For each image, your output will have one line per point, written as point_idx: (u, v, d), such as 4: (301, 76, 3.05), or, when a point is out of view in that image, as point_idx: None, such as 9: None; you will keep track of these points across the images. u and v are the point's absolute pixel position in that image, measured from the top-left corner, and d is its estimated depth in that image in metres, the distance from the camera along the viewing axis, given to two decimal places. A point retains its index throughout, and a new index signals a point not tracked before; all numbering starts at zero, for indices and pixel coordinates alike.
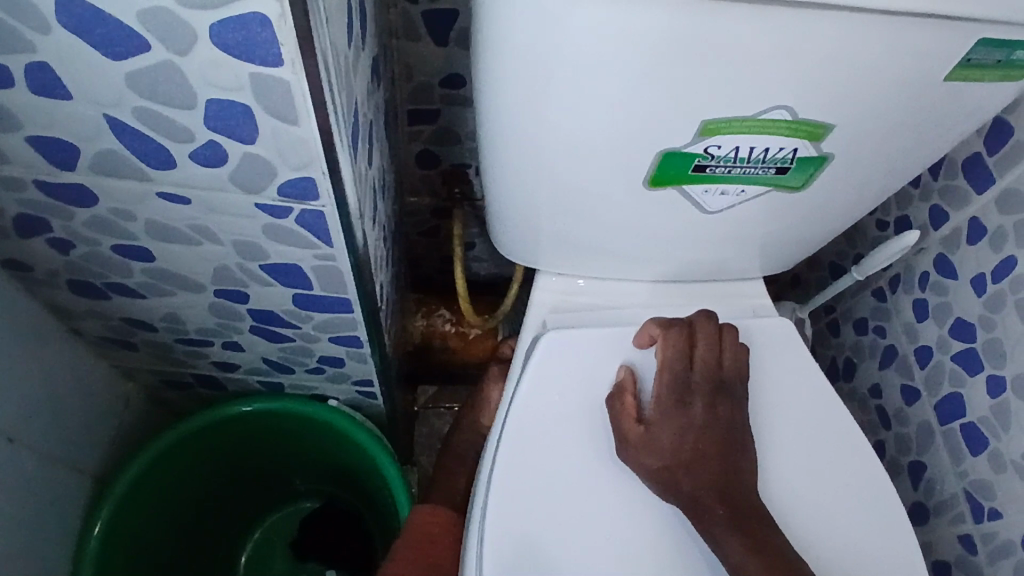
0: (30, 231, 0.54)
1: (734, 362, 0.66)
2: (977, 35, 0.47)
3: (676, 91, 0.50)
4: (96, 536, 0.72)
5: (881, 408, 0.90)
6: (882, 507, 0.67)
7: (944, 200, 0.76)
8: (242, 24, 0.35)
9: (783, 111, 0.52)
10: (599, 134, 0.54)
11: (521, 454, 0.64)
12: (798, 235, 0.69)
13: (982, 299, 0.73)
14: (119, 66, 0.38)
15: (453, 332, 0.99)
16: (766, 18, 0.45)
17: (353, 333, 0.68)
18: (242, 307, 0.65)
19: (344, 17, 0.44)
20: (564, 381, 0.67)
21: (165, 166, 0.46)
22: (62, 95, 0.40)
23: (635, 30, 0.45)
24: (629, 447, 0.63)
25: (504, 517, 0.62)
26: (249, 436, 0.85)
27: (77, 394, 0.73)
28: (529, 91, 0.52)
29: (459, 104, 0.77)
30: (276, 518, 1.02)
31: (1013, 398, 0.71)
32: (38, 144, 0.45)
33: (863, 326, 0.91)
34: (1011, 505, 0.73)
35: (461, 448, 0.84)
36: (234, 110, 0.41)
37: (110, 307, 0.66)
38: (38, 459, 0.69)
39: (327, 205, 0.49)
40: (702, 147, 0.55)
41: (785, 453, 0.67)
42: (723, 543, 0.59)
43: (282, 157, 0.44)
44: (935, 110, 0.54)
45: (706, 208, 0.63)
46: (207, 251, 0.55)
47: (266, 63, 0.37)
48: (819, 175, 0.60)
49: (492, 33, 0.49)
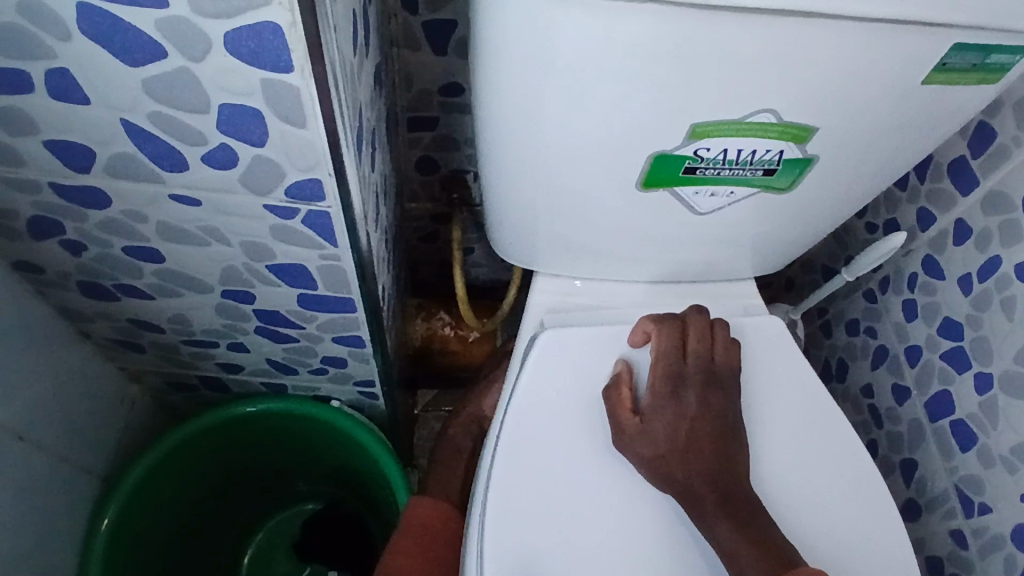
0: (44, 233, 0.56)
1: (727, 356, 0.68)
2: (952, 40, 0.49)
3: (668, 95, 0.52)
4: (102, 535, 0.74)
5: (873, 407, 0.91)
6: (872, 500, 0.68)
7: (931, 202, 0.78)
8: (255, 32, 0.37)
9: (769, 115, 0.54)
10: (594, 137, 0.56)
11: (519, 449, 0.66)
12: (788, 236, 0.71)
13: (969, 298, 0.75)
14: (136, 72, 0.40)
15: (452, 335, 1.00)
16: (752, 25, 0.47)
17: (356, 333, 0.70)
18: (247, 307, 0.66)
19: (350, 26, 0.46)
20: (561, 378, 0.69)
21: (178, 168, 0.48)
22: (79, 100, 0.42)
23: (628, 38, 0.47)
24: (624, 437, 0.65)
25: (504, 511, 0.64)
26: (252, 437, 0.87)
27: (85, 395, 0.75)
28: (526, 97, 0.54)
29: (457, 110, 0.79)
30: (278, 520, 1.03)
31: (1000, 394, 0.73)
32: (55, 147, 0.47)
33: (855, 327, 0.93)
34: (1000, 499, 0.75)
35: (459, 447, 0.85)
36: (246, 114, 0.43)
37: (119, 308, 0.68)
38: (47, 458, 0.70)
39: (333, 206, 0.51)
40: (693, 149, 0.57)
41: (778, 449, 0.69)
42: (715, 530, 0.60)
43: (291, 159, 0.46)
44: (916, 113, 0.56)
45: (698, 209, 0.65)
46: (216, 252, 0.57)
47: (277, 69, 0.39)
48: (805, 177, 0.62)
49: (490, 41, 0.51)
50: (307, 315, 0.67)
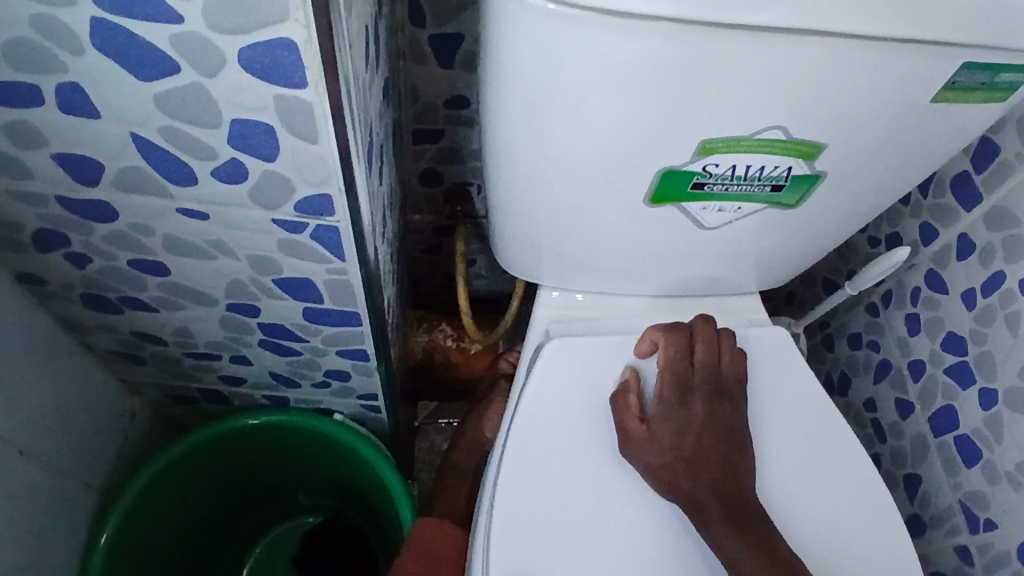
0: (49, 246, 0.56)
1: (733, 366, 0.68)
2: (960, 59, 0.49)
3: (676, 111, 0.52)
4: (101, 549, 0.73)
5: (876, 421, 0.91)
6: (878, 516, 0.68)
7: (934, 218, 0.78)
8: (271, 48, 0.37)
9: (778, 131, 0.54)
10: (599, 151, 0.56)
11: (525, 463, 0.66)
12: (793, 251, 0.71)
13: (972, 314, 0.75)
14: (148, 87, 0.40)
15: (455, 348, 1.00)
16: (761, 44, 0.47)
17: (360, 346, 0.69)
18: (251, 320, 0.66)
19: (363, 42, 0.46)
20: (567, 387, 0.69)
21: (187, 183, 0.48)
22: (89, 113, 0.42)
23: (637, 56, 0.48)
24: (631, 445, 0.64)
25: (510, 525, 0.63)
26: (253, 450, 0.86)
27: (86, 408, 0.75)
28: (531, 111, 0.54)
29: (462, 123, 0.79)
30: (279, 532, 1.02)
31: (1005, 410, 0.73)
32: (63, 161, 0.46)
33: (857, 340, 0.93)
34: (1006, 515, 0.75)
35: (459, 465, 0.85)
36: (257, 130, 0.43)
37: (122, 321, 0.67)
38: (48, 471, 0.70)
39: (342, 220, 0.50)
40: (701, 166, 0.57)
41: (784, 465, 0.68)
42: (721, 542, 0.60)
43: (301, 174, 0.46)
44: (922, 131, 0.56)
45: (704, 224, 0.65)
46: (222, 266, 0.57)
47: (291, 85, 0.39)
48: (812, 193, 0.62)
49: (498, 55, 0.51)
50: (311, 328, 0.66)
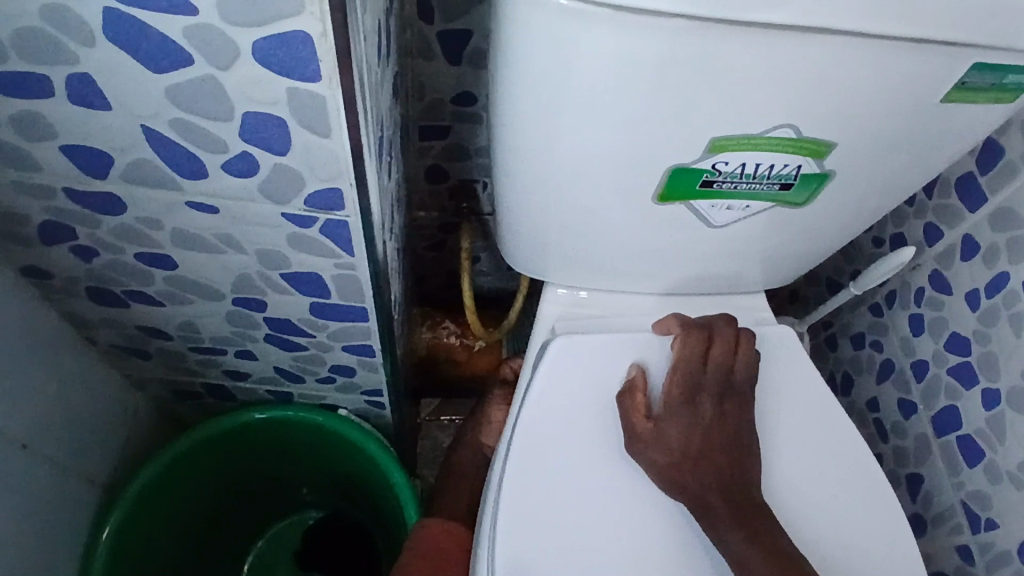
0: (55, 239, 0.56)
1: (746, 368, 0.68)
2: (971, 60, 0.49)
3: (685, 108, 0.52)
4: (104, 543, 0.73)
5: (878, 421, 0.91)
6: (881, 515, 0.68)
7: (938, 218, 0.78)
8: (285, 41, 0.37)
9: (787, 130, 0.54)
10: (608, 148, 0.56)
11: (531, 459, 0.66)
12: (800, 251, 0.71)
13: (977, 314, 0.75)
14: (160, 79, 0.40)
15: (458, 344, 1.00)
16: (772, 42, 0.47)
17: (366, 342, 0.69)
18: (258, 316, 0.66)
19: (375, 37, 0.46)
20: (575, 384, 0.69)
21: (197, 176, 0.47)
22: (100, 106, 0.42)
23: (647, 53, 0.47)
24: (637, 442, 0.64)
25: (515, 522, 0.63)
26: (258, 445, 0.86)
27: (90, 401, 0.75)
28: (541, 108, 0.53)
29: (468, 120, 0.79)
30: (281, 527, 1.02)
31: (1008, 410, 0.73)
32: (72, 153, 0.46)
33: (860, 340, 0.93)
34: (1008, 515, 0.75)
35: (462, 462, 0.85)
36: (269, 123, 0.43)
37: (128, 315, 0.67)
38: (51, 465, 0.70)
39: (352, 215, 0.50)
40: (710, 163, 0.57)
41: (789, 463, 0.68)
42: (726, 540, 0.61)
43: (312, 169, 0.46)
44: (930, 131, 0.56)
45: (711, 222, 0.65)
46: (230, 260, 0.57)
47: (304, 78, 0.39)
48: (820, 192, 0.62)
49: (509, 52, 0.51)
50: (318, 323, 0.66)
